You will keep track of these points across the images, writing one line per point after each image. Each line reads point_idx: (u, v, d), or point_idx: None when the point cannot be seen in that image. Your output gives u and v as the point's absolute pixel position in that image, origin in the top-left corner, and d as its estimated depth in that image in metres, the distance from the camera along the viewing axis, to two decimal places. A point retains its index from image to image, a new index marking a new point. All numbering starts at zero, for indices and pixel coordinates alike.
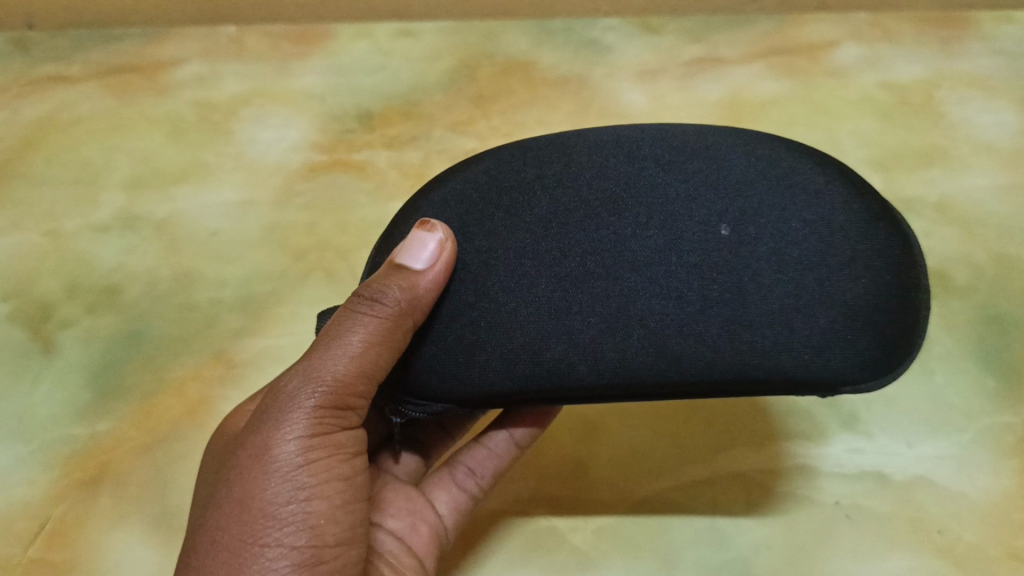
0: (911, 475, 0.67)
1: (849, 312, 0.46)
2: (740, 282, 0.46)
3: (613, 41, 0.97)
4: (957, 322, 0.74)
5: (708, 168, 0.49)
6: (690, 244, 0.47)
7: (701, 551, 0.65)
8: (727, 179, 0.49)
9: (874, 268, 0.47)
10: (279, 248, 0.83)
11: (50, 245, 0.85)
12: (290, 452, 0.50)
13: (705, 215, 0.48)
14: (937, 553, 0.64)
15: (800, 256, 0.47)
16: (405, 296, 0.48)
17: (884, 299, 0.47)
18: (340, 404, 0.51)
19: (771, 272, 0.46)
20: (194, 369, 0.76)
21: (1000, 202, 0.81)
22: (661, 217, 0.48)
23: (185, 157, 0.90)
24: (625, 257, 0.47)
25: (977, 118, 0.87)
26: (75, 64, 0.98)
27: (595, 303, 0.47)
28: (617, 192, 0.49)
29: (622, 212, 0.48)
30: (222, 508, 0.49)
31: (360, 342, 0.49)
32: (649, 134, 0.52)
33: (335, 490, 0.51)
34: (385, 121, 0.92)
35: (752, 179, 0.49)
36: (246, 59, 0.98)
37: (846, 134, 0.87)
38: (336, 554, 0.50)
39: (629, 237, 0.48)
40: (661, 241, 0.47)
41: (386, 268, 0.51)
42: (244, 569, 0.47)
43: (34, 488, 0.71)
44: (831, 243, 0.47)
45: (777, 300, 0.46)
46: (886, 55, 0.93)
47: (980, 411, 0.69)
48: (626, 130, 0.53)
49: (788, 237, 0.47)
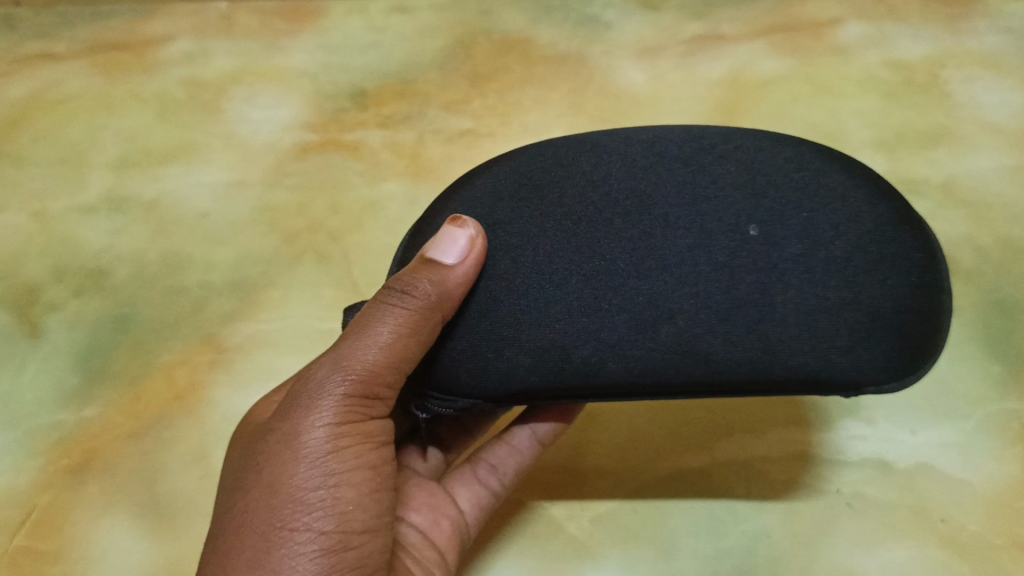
0: (913, 462, 0.66)
1: (876, 313, 0.45)
2: (768, 282, 0.44)
3: (613, 18, 0.94)
4: (962, 306, 0.72)
5: (737, 170, 0.48)
6: (719, 244, 0.45)
7: (700, 541, 0.64)
8: (755, 180, 0.47)
9: (899, 270, 0.45)
10: (270, 231, 0.81)
11: (36, 226, 0.83)
12: (319, 439, 0.48)
13: (734, 216, 0.46)
14: (938, 542, 0.62)
15: (829, 258, 0.45)
16: (435, 288, 0.47)
17: (910, 301, 0.45)
18: (369, 392, 0.49)
19: (799, 274, 0.45)
20: (182, 353, 0.74)
21: (1008, 183, 0.79)
22: (691, 216, 0.46)
23: (174, 135, 0.88)
24: (654, 256, 0.46)
25: (984, 97, 0.86)
26: (62, 42, 0.96)
27: (623, 300, 0.45)
28: (645, 189, 0.48)
29: (651, 210, 0.47)
30: (251, 493, 0.47)
31: (389, 332, 0.48)
32: (676, 139, 0.51)
33: (365, 477, 0.50)
34: (379, 99, 0.90)
35: (780, 183, 0.48)
36: (235, 36, 0.96)
37: (849, 115, 0.85)
38: (363, 541, 0.48)
39: (660, 235, 0.46)
40: (691, 240, 0.46)
41: (416, 262, 0.50)
42: (272, 552, 0.45)
43: (19, 477, 0.70)
44: (858, 245, 0.46)
45: (806, 297, 0.44)
46: (892, 33, 0.91)
47: (986, 397, 0.68)
48: (653, 134, 0.51)
49: (816, 237, 0.45)
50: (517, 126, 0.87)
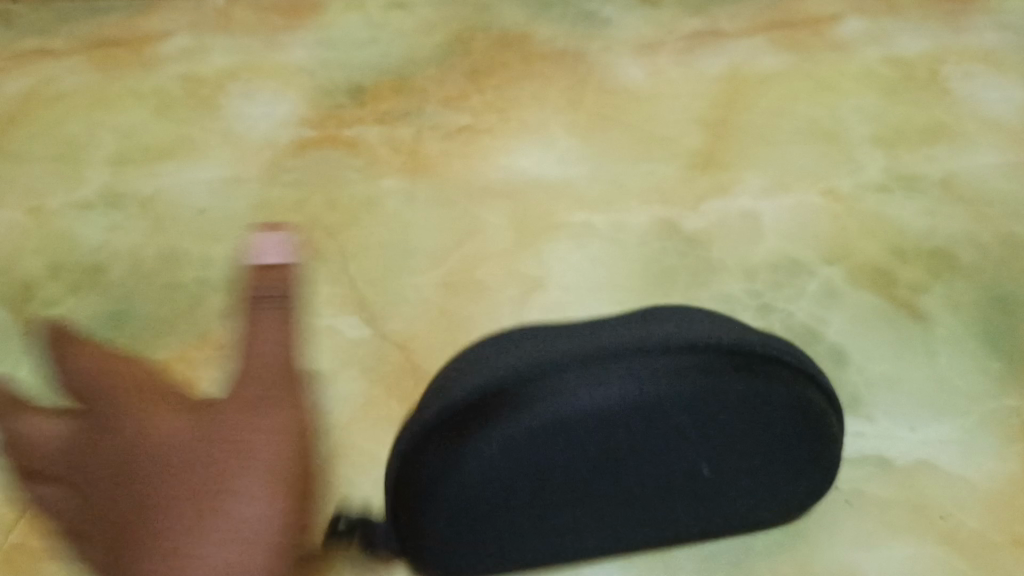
0: (913, 459, 0.65)
1: (793, 403, 0.49)
2: (686, 413, 0.47)
3: (612, 13, 0.95)
4: (962, 303, 0.72)
5: (637, 328, 0.47)
6: (637, 391, 0.46)
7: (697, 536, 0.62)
8: (654, 331, 0.46)
9: (790, 375, 0.49)
10: (267, 227, 0.81)
11: (31, 221, 0.82)
12: (257, 419, 0.61)
13: (642, 365, 0.45)
14: (937, 538, 0.61)
15: (733, 387, 0.47)
16: (281, 287, 0.65)
17: (807, 398, 0.50)
18: (269, 379, 0.62)
19: (709, 407, 0.48)
20: (179, 349, 0.74)
21: (1009, 179, 0.79)
22: (610, 374, 0.45)
23: (172, 132, 0.88)
24: (583, 420, 0.46)
25: (984, 93, 0.85)
26: (58, 38, 0.96)
27: (556, 461, 0.48)
28: (561, 356, 0.45)
29: (577, 384, 0.45)
30: (200, 470, 0.59)
31: (270, 332, 0.64)
32: (581, 323, 0.53)
33: (283, 447, 0.60)
34: (377, 95, 0.90)
35: (685, 321, 0.48)
36: (232, 31, 0.96)
37: (848, 111, 0.85)
38: (264, 504, 0.58)
39: (592, 399, 0.45)
40: (612, 402, 0.46)
41: (256, 273, 0.66)
42: (230, 504, 0.57)
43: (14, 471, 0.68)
44: (752, 364, 0.47)
45: (719, 442, 0.49)
46: (891, 28, 0.91)
47: (986, 395, 0.67)
48: (552, 333, 0.50)
49: (713, 368, 0.46)
50: (516, 122, 0.87)
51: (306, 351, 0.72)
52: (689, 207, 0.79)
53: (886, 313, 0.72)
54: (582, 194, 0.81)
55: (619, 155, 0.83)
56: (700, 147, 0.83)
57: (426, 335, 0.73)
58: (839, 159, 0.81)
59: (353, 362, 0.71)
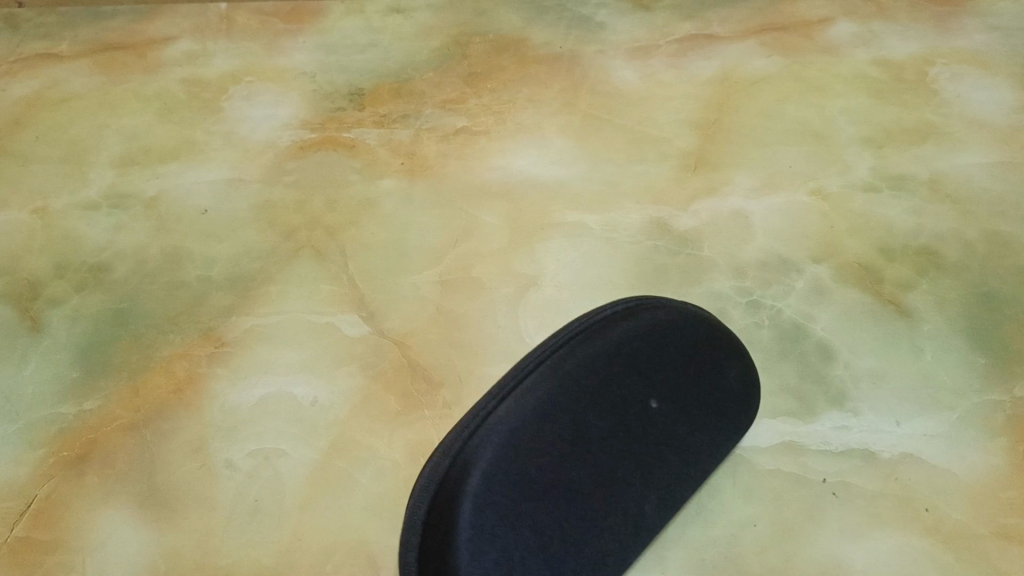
0: (899, 452, 0.66)
1: (689, 349, 0.60)
2: (639, 430, 0.56)
3: (605, 17, 0.98)
4: (948, 301, 0.74)
5: (545, 424, 0.53)
6: (597, 458, 0.54)
7: (685, 529, 0.62)
8: (563, 419, 0.53)
9: (671, 342, 0.59)
10: (268, 227, 0.82)
11: (38, 222, 0.84)
12: None
13: (579, 444, 0.54)
14: (923, 531, 0.62)
15: (645, 384, 0.57)
16: None
17: (694, 339, 0.60)
18: None
19: (653, 416, 0.57)
20: (183, 347, 0.74)
21: (995, 178, 0.81)
22: (572, 470, 0.53)
23: (175, 135, 0.90)
24: (584, 501, 0.53)
25: (972, 94, 0.88)
26: (64, 42, 0.98)
27: (588, 525, 0.54)
28: (532, 493, 0.52)
29: (557, 495, 0.52)
30: None
31: None
32: (504, 426, 0.53)
33: None
34: (376, 98, 0.92)
35: (570, 366, 0.55)
36: (234, 36, 0.99)
37: (837, 112, 0.87)
38: None
39: (582, 491, 0.53)
40: (590, 478, 0.54)
41: None
42: None
43: (22, 467, 0.68)
44: (641, 361, 0.57)
45: (678, 425, 0.59)
46: (881, 31, 0.94)
47: (971, 390, 0.69)
48: (486, 467, 0.51)
49: (619, 396, 0.56)
50: (512, 124, 0.88)
51: (307, 349, 0.74)
52: (680, 207, 0.81)
53: (873, 311, 0.73)
54: (577, 194, 0.82)
55: (613, 156, 0.85)
56: (692, 148, 0.85)
57: (423, 332, 0.74)
58: (828, 160, 0.83)
59: (353, 358, 0.73)
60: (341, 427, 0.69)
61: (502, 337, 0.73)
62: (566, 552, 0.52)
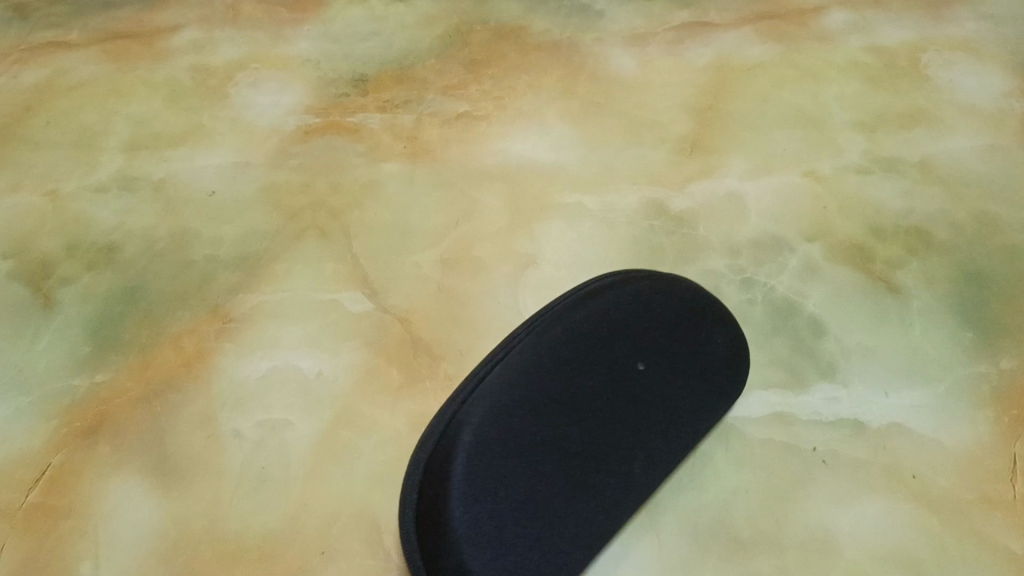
0: (887, 422, 0.67)
1: (678, 312, 0.63)
2: (630, 389, 0.58)
3: (605, 6, 0.99)
4: (936, 278, 0.75)
5: (529, 368, 0.57)
6: (582, 405, 0.57)
7: (677, 495, 0.64)
8: (545, 363, 0.57)
9: (660, 307, 0.62)
10: (273, 209, 0.84)
11: (49, 204, 0.86)
12: None
13: (561, 391, 0.57)
14: (910, 497, 0.64)
15: (633, 340, 0.60)
16: None
17: (684, 306, 0.63)
18: None
19: (643, 375, 0.59)
20: (191, 323, 0.76)
21: (984, 162, 0.83)
22: (552, 413, 0.56)
23: (182, 120, 0.92)
24: (566, 450, 0.55)
25: (962, 80, 0.90)
26: (73, 30, 1.00)
27: (578, 476, 0.56)
28: (508, 434, 0.55)
29: (538, 439, 0.55)
30: None
31: None
32: (494, 378, 0.57)
33: None
34: (379, 85, 0.94)
35: (563, 323, 0.60)
36: (240, 25, 1.01)
37: (831, 97, 0.89)
38: None
39: (569, 436, 0.56)
40: (574, 428, 0.56)
41: None
42: None
43: (36, 437, 0.70)
44: (630, 321, 0.60)
45: (670, 387, 0.60)
46: (876, 19, 0.96)
47: (958, 363, 0.71)
48: (472, 414, 0.56)
49: (608, 349, 0.59)
50: (512, 110, 0.90)
51: (311, 324, 0.76)
52: (677, 189, 0.83)
53: (863, 289, 0.75)
54: (575, 176, 0.84)
55: (611, 140, 0.87)
56: (688, 133, 0.87)
57: (424, 310, 0.76)
58: (822, 143, 0.85)
59: (356, 333, 0.75)
60: (345, 399, 0.71)
61: (501, 315, 0.75)
62: (552, 502, 0.55)
